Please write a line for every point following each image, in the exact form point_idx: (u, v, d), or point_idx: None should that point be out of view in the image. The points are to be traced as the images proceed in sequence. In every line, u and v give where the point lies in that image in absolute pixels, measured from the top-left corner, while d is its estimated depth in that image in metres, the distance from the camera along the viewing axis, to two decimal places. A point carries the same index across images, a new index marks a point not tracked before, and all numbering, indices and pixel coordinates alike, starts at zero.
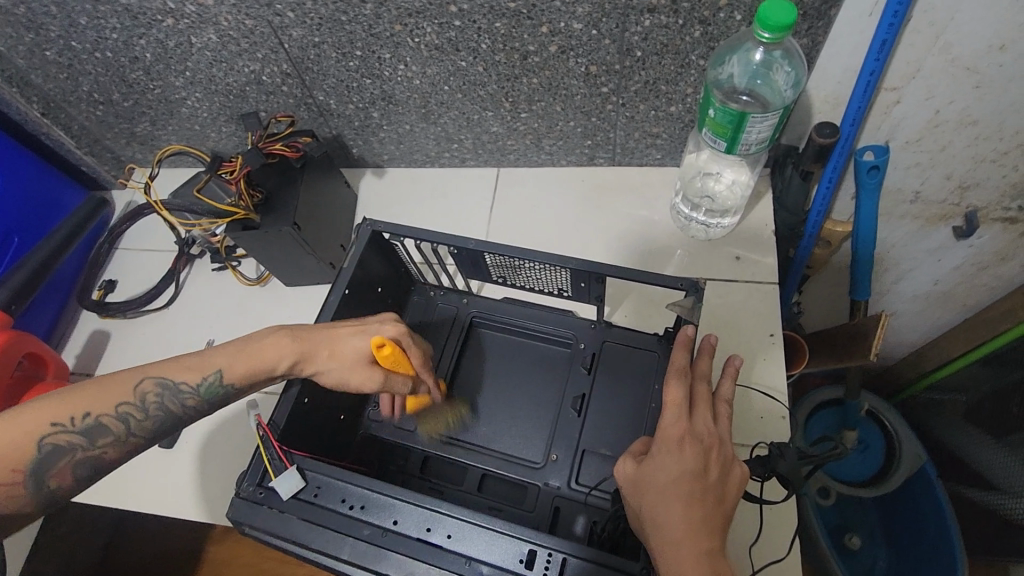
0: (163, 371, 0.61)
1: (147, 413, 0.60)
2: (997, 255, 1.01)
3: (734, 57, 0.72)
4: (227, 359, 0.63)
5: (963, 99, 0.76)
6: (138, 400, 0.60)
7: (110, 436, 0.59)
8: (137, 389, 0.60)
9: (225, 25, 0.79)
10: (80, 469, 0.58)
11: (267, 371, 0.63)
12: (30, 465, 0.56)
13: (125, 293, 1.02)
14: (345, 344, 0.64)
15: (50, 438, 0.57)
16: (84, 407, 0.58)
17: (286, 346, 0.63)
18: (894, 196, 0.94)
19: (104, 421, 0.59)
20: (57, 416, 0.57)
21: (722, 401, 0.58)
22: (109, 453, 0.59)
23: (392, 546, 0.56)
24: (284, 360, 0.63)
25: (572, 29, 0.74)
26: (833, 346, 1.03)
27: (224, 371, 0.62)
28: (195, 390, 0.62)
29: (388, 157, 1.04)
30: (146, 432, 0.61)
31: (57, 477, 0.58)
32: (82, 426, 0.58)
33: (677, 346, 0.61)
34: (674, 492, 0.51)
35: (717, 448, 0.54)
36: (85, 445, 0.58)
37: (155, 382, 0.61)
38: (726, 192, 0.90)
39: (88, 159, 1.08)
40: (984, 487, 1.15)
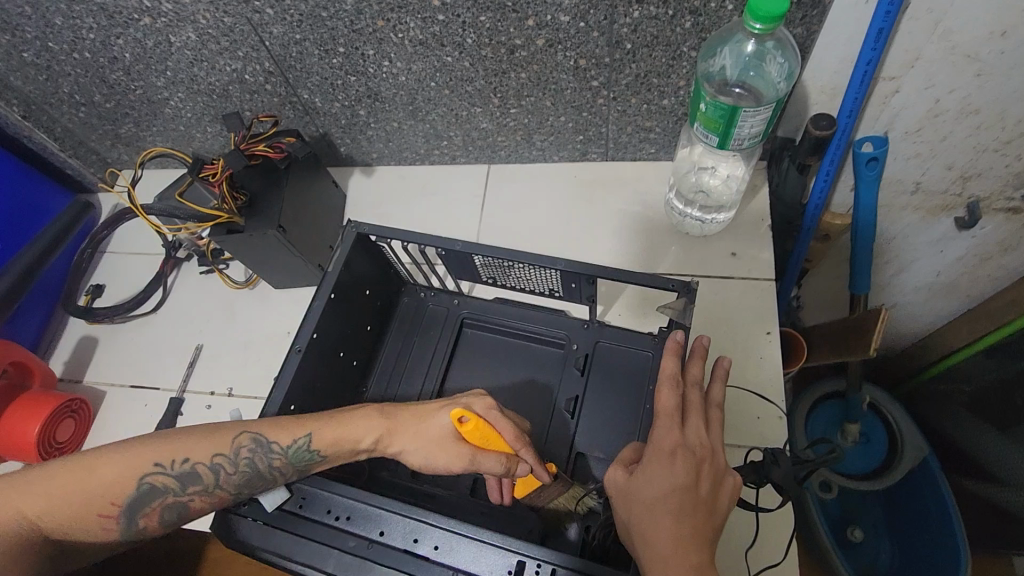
0: (263, 427, 0.59)
1: (238, 467, 0.58)
2: (1000, 246, 0.99)
3: (726, 49, 0.70)
4: (318, 427, 0.59)
5: (964, 87, 0.74)
6: (231, 453, 0.58)
7: (199, 485, 0.58)
8: (233, 441, 0.58)
9: (203, 23, 0.77)
10: (167, 512, 0.58)
11: (351, 441, 0.59)
12: (125, 501, 0.57)
13: (113, 298, 1.01)
14: (433, 423, 0.59)
15: (150, 478, 0.57)
16: (185, 452, 0.58)
17: (373, 421, 0.60)
18: (894, 188, 0.92)
19: (198, 470, 0.58)
20: (161, 457, 0.57)
21: (714, 407, 0.57)
22: (197, 502, 0.58)
23: (378, 557, 0.55)
24: (369, 434, 0.59)
25: (559, 21, 0.72)
26: (832, 340, 1.01)
27: (313, 437, 0.58)
28: (284, 453, 0.58)
29: (377, 155, 1.02)
30: (234, 489, 0.58)
31: (147, 518, 0.58)
32: (178, 472, 0.57)
33: (668, 352, 0.59)
34: (663, 507, 0.50)
35: (709, 459, 0.52)
36: (179, 490, 0.57)
37: (251, 437, 0.58)
38: (721, 187, 0.87)
39: (73, 161, 1.06)
40: (986, 480, 1.13)
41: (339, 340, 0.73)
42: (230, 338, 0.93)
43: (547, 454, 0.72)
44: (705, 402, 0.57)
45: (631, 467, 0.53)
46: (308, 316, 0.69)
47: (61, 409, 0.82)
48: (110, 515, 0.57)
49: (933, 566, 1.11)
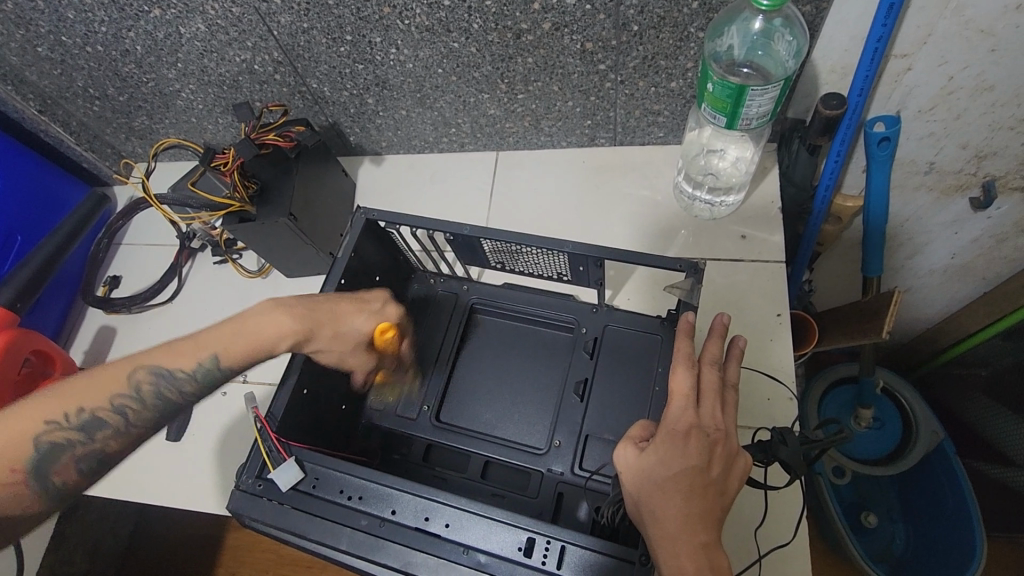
0: (155, 359, 0.60)
1: (143, 403, 0.60)
2: (1017, 226, 0.97)
3: (733, 28, 0.69)
4: (221, 342, 0.61)
5: (979, 64, 0.72)
6: (132, 390, 0.59)
7: (108, 429, 0.59)
8: (131, 379, 0.59)
9: (212, 14, 0.78)
10: (83, 462, 0.58)
11: (267, 349, 0.61)
12: (28, 463, 0.56)
13: (129, 288, 1.03)
14: (347, 323, 0.64)
15: (47, 437, 0.57)
16: (78, 402, 0.58)
17: (286, 327, 0.61)
18: (907, 168, 0.91)
19: (100, 416, 0.58)
20: (50, 413, 0.57)
21: (729, 387, 0.57)
22: (111, 445, 0.59)
23: (390, 535, 0.56)
24: (286, 339, 0.61)
25: (565, 4, 0.71)
26: (845, 323, 1.00)
27: (221, 355, 0.61)
28: (190, 375, 0.61)
29: (387, 144, 1.03)
30: (144, 424, 0.60)
31: (61, 473, 0.58)
32: (76, 422, 0.58)
33: (682, 333, 0.59)
34: (673, 487, 0.50)
35: (723, 441, 0.52)
36: (83, 439, 0.58)
37: (146, 370, 0.60)
38: (730, 169, 0.87)
39: (89, 155, 1.08)
40: (1005, 464, 1.12)
41: None
42: None
43: (559, 436, 0.72)
44: (722, 382, 0.57)
45: (641, 445, 0.53)
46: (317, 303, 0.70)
47: None
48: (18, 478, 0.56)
49: (949, 551, 1.10)
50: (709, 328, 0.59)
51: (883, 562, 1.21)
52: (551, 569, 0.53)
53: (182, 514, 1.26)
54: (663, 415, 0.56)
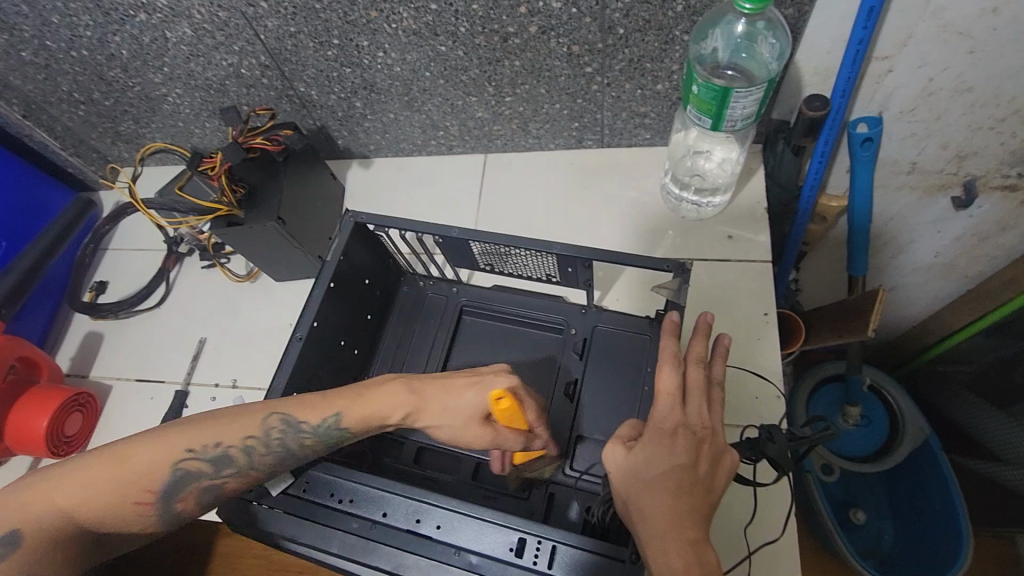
0: (290, 408, 0.59)
1: (269, 447, 0.58)
2: (998, 225, 0.99)
3: (717, 31, 0.70)
4: (344, 404, 0.60)
5: (957, 65, 0.74)
6: (263, 433, 0.59)
7: (234, 467, 0.58)
8: (263, 423, 0.59)
9: (198, 18, 0.78)
10: (204, 495, 0.58)
11: (378, 418, 0.60)
12: (161, 487, 0.58)
13: (116, 294, 1.02)
14: (460, 399, 0.60)
15: (184, 464, 0.58)
16: (215, 436, 0.58)
17: (399, 400, 0.60)
18: (890, 168, 0.93)
19: (231, 452, 0.58)
20: (193, 442, 0.58)
21: (715, 385, 0.57)
22: (231, 484, 0.58)
23: (382, 538, 0.56)
24: (398, 412, 0.60)
25: (551, 7, 0.72)
26: (831, 321, 1.01)
27: (341, 415, 0.60)
28: (314, 430, 0.59)
29: (375, 147, 1.03)
30: (266, 468, 0.59)
31: (184, 502, 0.58)
32: (211, 454, 0.58)
33: (667, 333, 0.60)
34: (661, 485, 0.50)
35: (709, 439, 0.53)
36: (213, 472, 0.58)
37: (279, 418, 0.59)
38: (715, 170, 0.88)
39: (74, 160, 1.07)
40: (990, 459, 1.14)
41: (338, 328, 0.74)
42: (232, 332, 0.94)
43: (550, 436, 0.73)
44: (708, 380, 0.57)
45: (630, 444, 0.54)
46: (307, 306, 0.70)
47: (68, 403, 0.83)
48: (146, 502, 0.58)
49: (936, 546, 1.12)
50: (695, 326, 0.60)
51: (872, 558, 1.23)
52: (541, 569, 0.53)
53: None
54: (650, 413, 0.56)
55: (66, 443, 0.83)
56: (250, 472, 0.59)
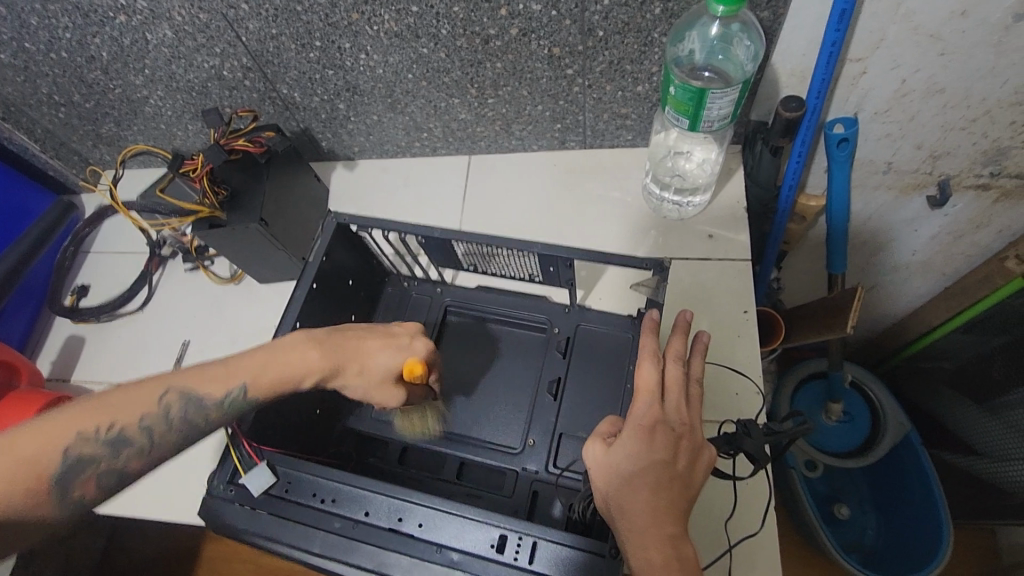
0: (187, 381, 0.59)
1: (170, 424, 0.58)
2: (972, 223, 1.01)
3: (693, 33, 0.72)
4: (250, 373, 0.60)
5: (929, 67, 0.76)
6: (161, 410, 0.58)
7: (132, 447, 0.56)
8: (161, 400, 0.58)
9: (179, 20, 0.78)
10: (105, 478, 0.56)
11: (287, 383, 0.60)
12: (54, 474, 0.54)
13: (98, 297, 1.01)
14: (374, 360, 0.63)
15: (75, 449, 0.55)
16: (110, 416, 0.56)
17: (313, 361, 0.61)
18: (867, 168, 0.94)
19: (127, 432, 0.56)
20: (86, 424, 0.55)
21: (694, 381, 0.58)
22: (134, 464, 0.56)
23: (364, 537, 0.57)
24: (312, 375, 0.61)
25: (531, 10, 0.73)
26: (812, 318, 1.03)
27: (249, 386, 0.60)
28: (217, 403, 0.59)
29: (359, 149, 1.03)
30: (170, 444, 0.58)
31: (82, 487, 0.55)
32: (106, 436, 0.56)
33: (647, 331, 0.61)
34: (641, 480, 0.51)
35: (688, 435, 0.54)
36: (109, 455, 0.56)
37: (178, 394, 0.58)
38: (696, 170, 0.90)
39: (55, 163, 1.06)
40: (968, 453, 1.16)
41: (322, 329, 0.74)
42: (216, 334, 0.94)
43: (534, 434, 0.73)
44: (687, 376, 0.58)
45: (609, 441, 0.55)
46: (289, 306, 0.70)
47: (48, 407, 0.82)
48: (40, 491, 0.53)
49: (917, 540, 1.14)
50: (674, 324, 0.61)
51: (855, 553, 1.24)
52: (523, 564, 0.54)
53: (157, 525, 1.24)
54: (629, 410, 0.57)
55: None
56: (149, 451, 0.57)
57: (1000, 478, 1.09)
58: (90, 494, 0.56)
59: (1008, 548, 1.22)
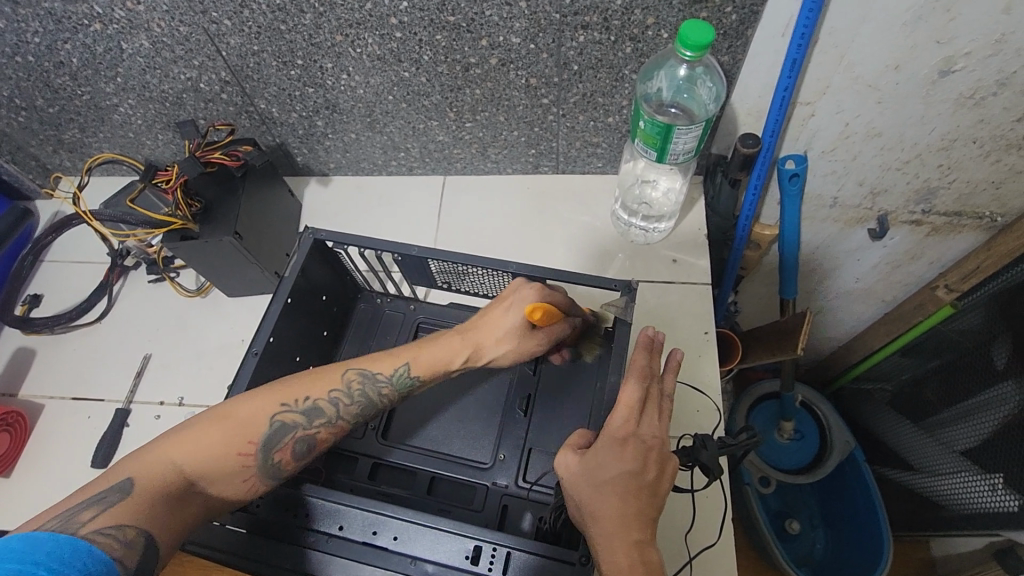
0: (363, 362, 0.65)
1: (352, 398, 0.63)
2: (907, 254, 1.10)
3: (661, 73, 0.77)
4: (412, 353, 0.66)
5: (869, 113, 0.83)
6: (345, 386, 0.63)
7: (323, 418, 0.62)
8: (345, 376, 0.63)
9: (157, 31, 0.78)
10: (299, 446, 0.61)
11: (444, 366, 0.65)
12: (262, 439, 0.59)
13: (51, 308, 0.97)
14: (503, 322, 0.65)
15: (279, 416, 0.60)
16: (303, 390, 0.62)
17: (457, 346, 0.66)
18: (816, 202, 1.02)
19: (320, 404, 0.62)
20: (288, 396, 0.61)
21: (665, 398, 0.61)
22: (322, 434, 0.62)
23: (337, 550, 0.58)
24: (462, 357, 0.65)
25: (511, 42, 0.77)
26: (765, 341, 1.09)
27: (411, 364, 0.65)
28: (389, 381, 0.64)
29: (335, 165, 1.04)
30: (351, 417, 0.64)
31: (281, 453, 0.60)
32: (303, 407, 0.61)
33: (641, 347, 0.63)
34: (610, 488, 0.53)
35: (658, 448, 0.56)
36: (305, 423, 0.61)
37: (356, 371, 0.64)
38: (661, 199, 0.96)
39: (9, 167, 1.02)
40: (905, 468, 1.25)
41: (295, 342, 0.74)
42: (181, 347, 0.92)
43: (504, 449, 0.76)
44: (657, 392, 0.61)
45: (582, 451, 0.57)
46: (263, 321, 0.70)
47: None
48: (249, 455, 0.59)
49: (859, 552, 1.21)
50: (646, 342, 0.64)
51: (805, 566, 1.30)
52: None
53: None
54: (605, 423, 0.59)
55: None
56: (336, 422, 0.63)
57: (931, 492, 1.17)
58: (286, 461, 0.60)
59: (940, 559, 1.30)
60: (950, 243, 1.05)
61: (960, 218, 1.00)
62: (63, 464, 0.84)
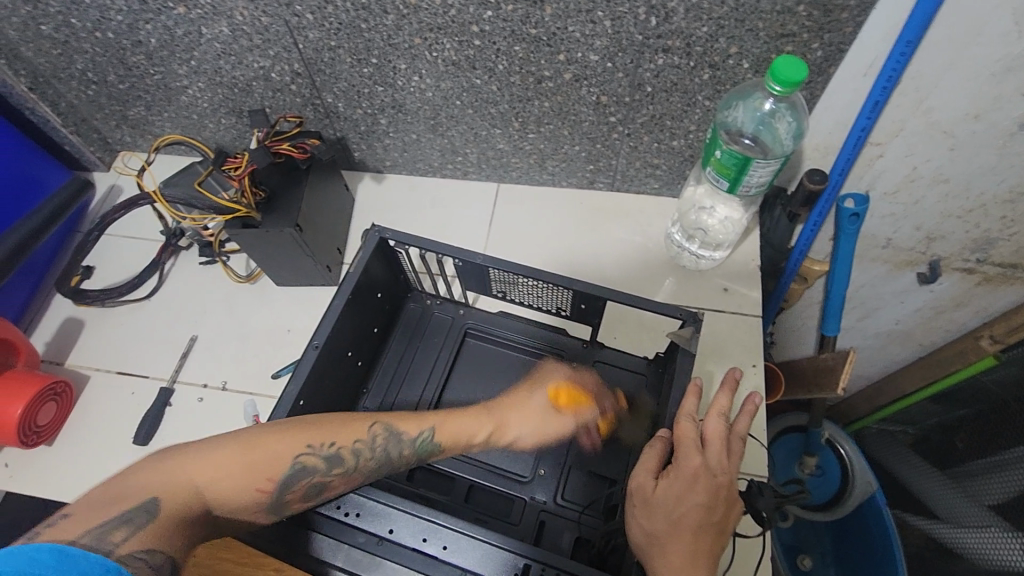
0: (392, 417, 0.63)
1: (374, 452, 0.61)
2: (954, 302, 1.09)
3: (740, 104, 0.76)
4: (437, 418, 0.65)
5: (939, 159, 0.82)
6: (369, 439, 0.61)
7: (342, 467, 0.59)
8: (371, 429, 0.61)
9: (239, 20, 0.78)
10: (311, 490, 0.57)
11: (467, 438, 0.66)
12: (281, 478, 0.56)
13: (103, 281, 0.98)
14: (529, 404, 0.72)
15: (302, 457, 0.57)
16: (332, 435, 0.59)
17: (482, 421, 0.68)
18: (869, 241, 1.01)
19: (342, 452, 0.59)
20: (313, 437, 0.58)
21: (736, 438, 0.61)
22: (336, 483, 0.58)
23: (387, 554, 0.58)
24: (479, 432, 0.67)
25: (589, 59, 0.76)
26: (803, 375, 1.08)
27: (436, 429, 0.64)
28: (411, 442, 0.63)
29: (390, 163, 1.04)
30: (367, 472, 0.60)
31: (293, 494, 0.56)
32: (326, 452, 0.58)
33: (690, 394, 0.62)
34: (682, 524, 0.55)
35: (727, 487, 0.57)
36: (324, 470, 0.58)
37: (383, 425, 0.62)
38: (718, 227, 0.93)
39: (74, 138, 1.03)
40: (927, 516, 1.22)
41: (349, 339, 0.74)
42: (226, 331, 0.92)
43: (544, 464, 0.75)
44: (729, 433, 0.61)
45: (653, 479, 0.58)
46: (325, 316, 0.71)
47: (44, 391, 0.81)
48: (268, 491, 0.55)
49: None
50: (722, 380, 0.64)
51: None
52: None
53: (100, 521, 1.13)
54: (673, 453, 0.60)
55: (35, 433, 0.81)
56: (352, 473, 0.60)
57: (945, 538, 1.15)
58: (295, 501, 0.57)
59: None
60: (1001, 294, 1.04)
61: (1015, 270, 0.98)
62: (104, 436, 0.85)
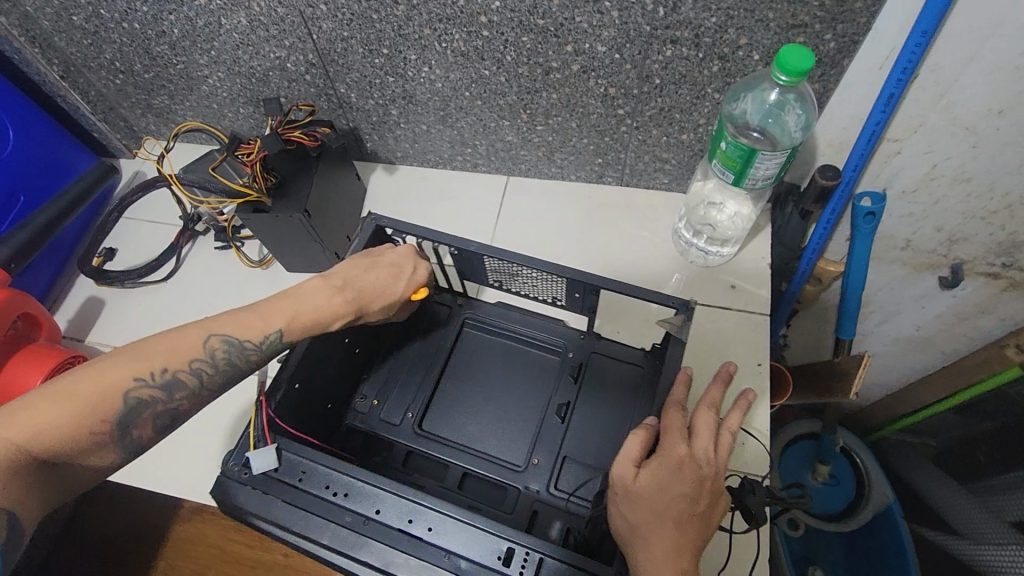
0: (228, 327, 0.60)
1: (217, 367, 0.59)
2: (977, 308, 1.05)
3: (749, 95, 0.75)
4: (283, 318, 0.62)
5: (960, 156, 0.79)
6: (208, 355, 0.59)
7: (186, 390, 0.58)
8: (206, 344, 0.59)
9: (256, 10, 0.81)
10: (161, 420, 0.57)
11: (319, 325, 0.64)
12: (116, 417, 0.54)
13: (124, 263, 1.02)
14: (380, 287, 0.68)
15: (135, 393, 0.55)
16: (162, 361, 0.56)
17: (334, 304, 0.64)
18: (886, 242, 0.98)
19: (180, 376, 0.57)
20: (141, 369, 0.55)
21: (726, 430, 0.60)
22: (184, 406, 0.58)
23: (374, 534, 0.59)
24: (338, 319, 0.64)
25: (596, 50, 0.76)
26: (815, 378, 1.05)
27: (284, 331, 0.62)
28: (258, 347, 0.61)
29: (402, 154, 1.05)
30: (216, 386, 0.60)
31: (141, 429, 0.56)
32: (161, 380, 0.56)
33: (681, 383, 0.62)
34: (664, 513, 0.55)
35: (711, 478, 0.57)
36: (165, 398, 0.57)
37: (220, 338, 0.60)
38: (727, 222, 0.94)
39: (101, 125, 1.08)
40: (944, 529, 1.18)
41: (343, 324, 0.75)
42: None
43: (539, 453, 0.75)
44: (720, 426, 0.60)
45: (638, 468, 0.57)
46: None
47: (63, 364, 0.84)
48: (105, 432, 0.54)
49: None
50: (717, 374, 0.64)
51: None
52: None
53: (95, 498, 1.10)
54: (659, 442, 0.59)
55: None
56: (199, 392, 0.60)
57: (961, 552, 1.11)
58: (146, 435, 0.57)
59: None
60: None
61: None
62: None
